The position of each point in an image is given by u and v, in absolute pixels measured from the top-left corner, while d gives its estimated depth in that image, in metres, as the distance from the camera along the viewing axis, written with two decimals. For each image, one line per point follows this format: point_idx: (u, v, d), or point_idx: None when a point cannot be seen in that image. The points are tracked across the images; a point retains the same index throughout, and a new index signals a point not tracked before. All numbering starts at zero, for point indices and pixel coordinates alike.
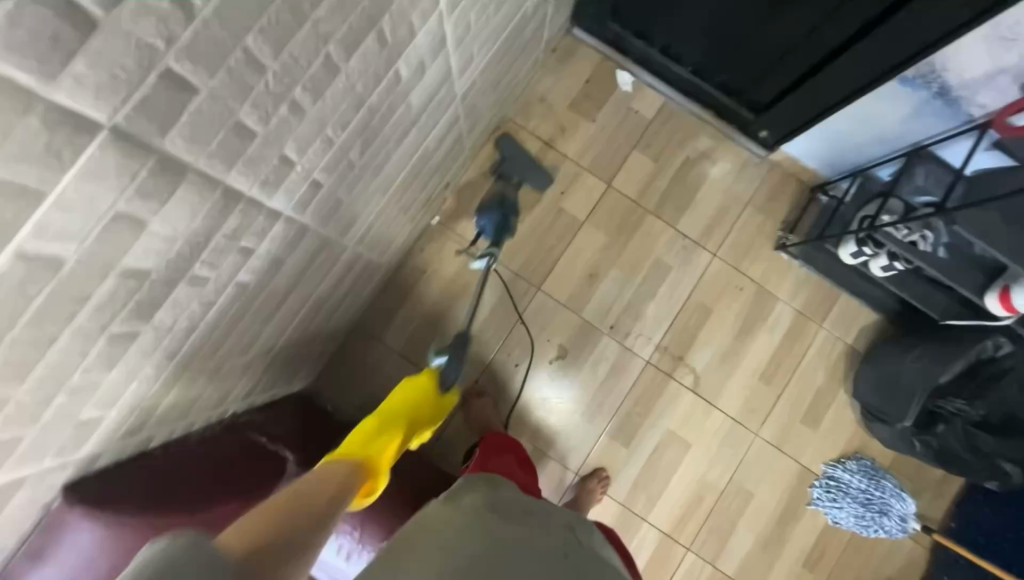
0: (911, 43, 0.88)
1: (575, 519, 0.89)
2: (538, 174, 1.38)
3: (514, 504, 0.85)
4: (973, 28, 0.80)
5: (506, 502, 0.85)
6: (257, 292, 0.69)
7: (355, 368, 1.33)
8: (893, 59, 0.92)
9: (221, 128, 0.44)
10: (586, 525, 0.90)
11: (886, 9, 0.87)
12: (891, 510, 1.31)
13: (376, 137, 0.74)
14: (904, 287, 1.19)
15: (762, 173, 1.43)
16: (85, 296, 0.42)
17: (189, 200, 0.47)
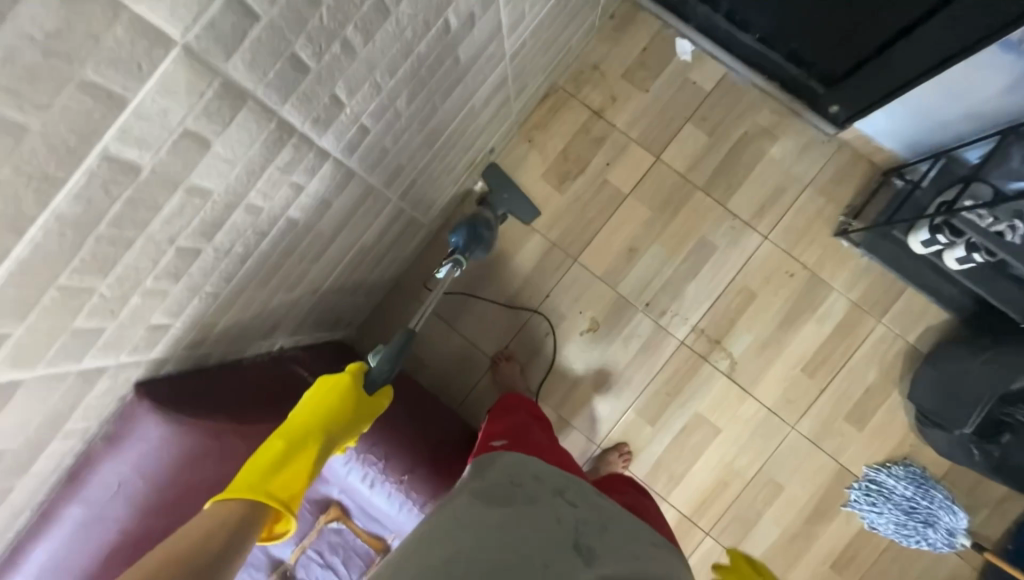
0: None
1: (580, 492, 0.79)
2: (524, 208, 1.32)
3: (505, 483, 0.76)
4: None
5: (491, 481, 0.76)
6: (305, 230, 0.75)
7: (392, 323, 1.40)
8: (1006, 15, 0.80)
9: (279, 59, 0.48)
10: (581, 484, 0.81)
11: None
12: (938, 523, 1.22)
13: (423, 88, 0.76)
14: (982, 283, 1.08)
15: (828, 153, 1.32)
16: (157, 206, 0.47)
17: (248, 128, 0.51)
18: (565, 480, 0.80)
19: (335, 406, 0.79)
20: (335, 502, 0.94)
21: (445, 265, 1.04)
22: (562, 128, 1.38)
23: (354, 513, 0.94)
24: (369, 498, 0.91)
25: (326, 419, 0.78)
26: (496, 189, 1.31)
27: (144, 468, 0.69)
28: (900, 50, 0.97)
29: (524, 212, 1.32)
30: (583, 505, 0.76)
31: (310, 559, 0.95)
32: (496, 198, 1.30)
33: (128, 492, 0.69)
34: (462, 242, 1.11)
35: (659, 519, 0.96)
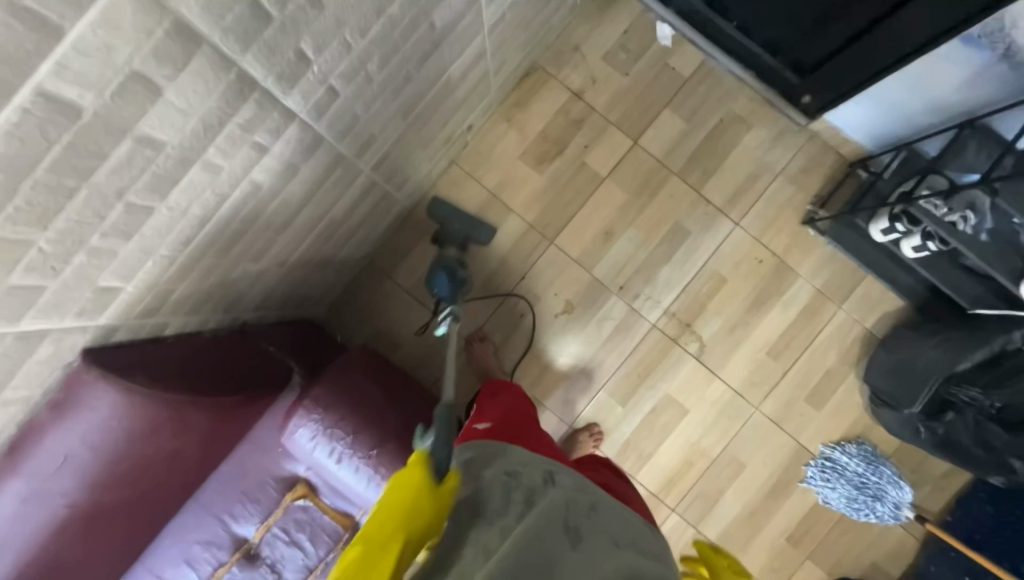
0: None
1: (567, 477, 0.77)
2: (482, 229, 1.31)
3: (497, 475, 0.74)
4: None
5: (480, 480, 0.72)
6: (270, 196, 0.72)
7: (365, 302, 1.37)
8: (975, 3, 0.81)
9: (236, 3, 0.45)
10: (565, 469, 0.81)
11: None
12: (886, 497, 1.29)
13: (397, 53, 0.74)
14: (934, 271, 1.14)
15: (799, 143, 1.36)
16: (103, 153, 0.44)
17: (204, 77, 0.48)
18: (552, 465, 0.80)
19: (410, 508, 0.56)
20: (302, 479, 0.92)
21: (443, 321, 1.12)
22: (542, 108, 1.36)
23: (322, 490, 0.92)
24: (336, 475, 0.88)
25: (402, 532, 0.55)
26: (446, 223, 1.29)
27: (94, 440, 0.65)
28: (875, 36, 0.97)
29: (482, 234, 1.32)
30: (572, 489, 0.75)
31: (275, 537, 0.91)
32: (449, 230, 1.29)
33: (75, 465, 0.65)
34: (446, 290, 1.19)
35: (630, 495, 0.96)
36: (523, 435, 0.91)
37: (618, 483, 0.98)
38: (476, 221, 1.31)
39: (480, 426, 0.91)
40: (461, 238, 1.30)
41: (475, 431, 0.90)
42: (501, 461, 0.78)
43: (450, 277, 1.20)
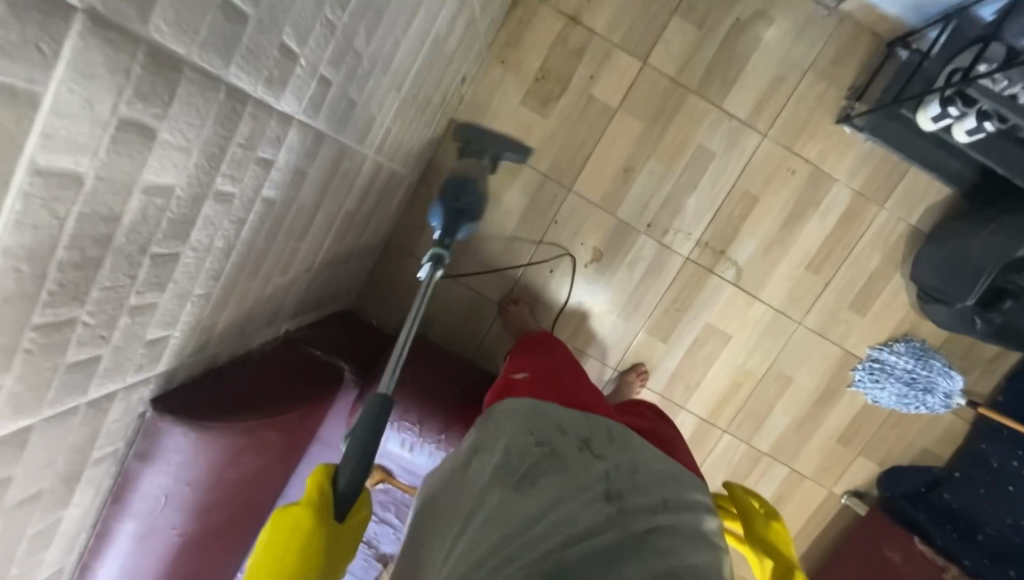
0: None
1: (601, 440, 0.74)
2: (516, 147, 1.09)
3: (529, 442, 0.72)
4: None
5: (514, 441, 0.72)
6: (285, 207, 0.68)
7: (392, 283, 1.35)
8: None
9: (208, 12, 0.39)
10: (602, 425, 0.77)
11: None
12: (937, 388, 1.29)
13: (381, 20, 0.65)
14: (989, 153, 1.04)
15: (829, 29, 1.21)
16: (116, 214, 0.41)
17: (194, 104, 0.43)
18: (588, 425, 0.76)
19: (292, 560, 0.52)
20: (376, 464, 0.95)
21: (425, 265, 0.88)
22: (537, 42, 1.23)
23: (395, 472, 0.95)
24: (409, 460, 0.93)
25: None
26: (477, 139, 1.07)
27: (185, 477, 0.69)
28: None
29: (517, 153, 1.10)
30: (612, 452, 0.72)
31: None
32: (476, 148, 1.08)
33: (175, 500, 0.70)
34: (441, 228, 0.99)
35: (680, 444, 0.92)
36: (564, 383, 0.89)
37: (665, 424, 0.97)
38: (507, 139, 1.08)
39: (519, 376, 0.91)
40: (491, 156, 1.09)
41: (516, 380, 0.91)
42: (534, 425, 0.75)
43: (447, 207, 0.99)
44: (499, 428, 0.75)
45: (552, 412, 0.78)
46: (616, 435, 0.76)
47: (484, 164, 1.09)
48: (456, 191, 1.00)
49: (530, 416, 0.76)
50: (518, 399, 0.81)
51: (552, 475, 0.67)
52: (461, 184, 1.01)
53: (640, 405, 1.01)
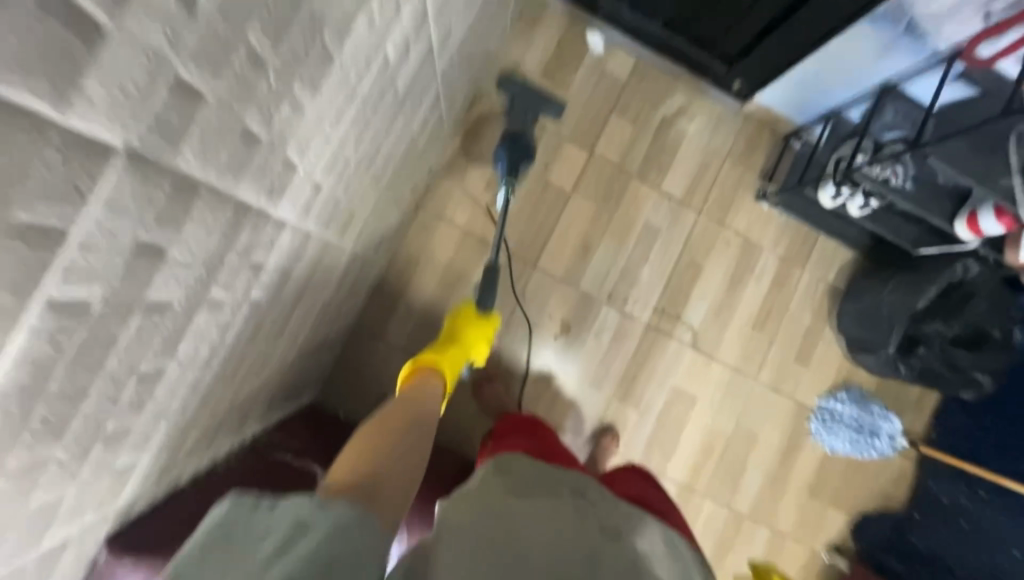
0: None
1: (597, 494, 0.75)
2: (550, 106, 1.26)
3: (531, 483, 0.73)
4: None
5: (520, 475, 0.75)
6: (268, 307, 0.66)
7: (359, 371, 1.30)
8: None
9: (229, 139, 0.41)
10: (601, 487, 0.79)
11: None
12: (880, 431, 1.41)
13: (368, 129, 0.70)
14: (879, 223, 1.26)
15: (737, 127, 1.45)
16: (112, 338, 0.39)
17: (204, 220, 0.43)
18: (587, 482, 0.77)
19: (473, 332, 1.17)
20: None
21: (502, 195, 1.16)
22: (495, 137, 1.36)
23: None
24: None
25: (472, 338, 1.17)
26: (521, 98, 1.25)
27: None
28: (795, 24, 1.06)
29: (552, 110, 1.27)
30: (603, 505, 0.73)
31: None
32: (523, 107, 1.25)
33: None
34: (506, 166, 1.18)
35: (671, 511, 0.92)
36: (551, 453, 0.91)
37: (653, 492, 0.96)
38: (547, 97, 1.25)
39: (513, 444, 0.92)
40: (531, 114, 1.26)
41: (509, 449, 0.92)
42: (537, 470, 0.78)
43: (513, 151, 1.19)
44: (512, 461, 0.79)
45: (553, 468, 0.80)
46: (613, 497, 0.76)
47: (526, 123, 1.25)
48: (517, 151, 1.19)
49: (536, 464, 0.79)
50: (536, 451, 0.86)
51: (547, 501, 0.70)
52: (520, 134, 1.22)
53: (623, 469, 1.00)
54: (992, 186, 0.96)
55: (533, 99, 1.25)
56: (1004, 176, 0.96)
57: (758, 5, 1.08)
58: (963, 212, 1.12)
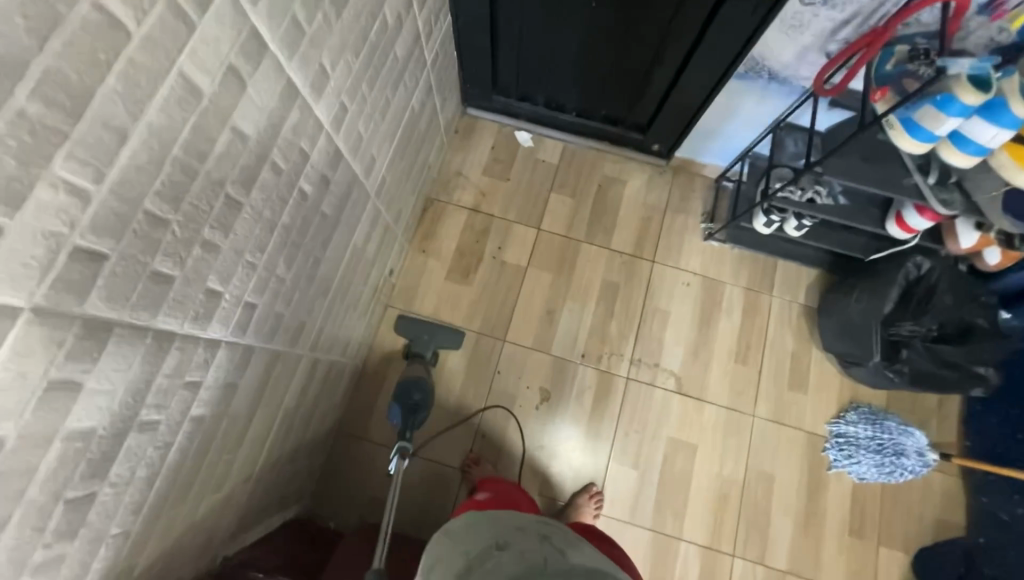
0: (739, 34, 1.02)
1: (559, 537, 0.80)
2: (447, 334, 1.35)
3: (489, 546, 0.76)
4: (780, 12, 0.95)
5: (478, 543, 0.77)
6: (216, 421, 0.72)
7: (347, 476, 1.31)
8: (730, 52, 1.07)
9: (138, 281, 0.51)
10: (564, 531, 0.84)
11: (707, 16, 1.03)
12: (906, 449, 1.30)
13: (298, 250, 0.82)
14: (821, 239, 1.30)
15: (669, 179, 1.57)
16: (33, 466, 0.45)
17: (122, 352, 0.52)
18: (547, 528, 0.83)
19: None
20: None
21: (393, 458, 0.97)
22: (449, 231, 1.50)
23: None
24: None
25: None
26: (419, 340, 1.33)
27: None
28: (680, 90, 1.23)
29: (450, 339, 1.35)
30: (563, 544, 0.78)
31: None
32: (421, 344, 1.34)
33: None
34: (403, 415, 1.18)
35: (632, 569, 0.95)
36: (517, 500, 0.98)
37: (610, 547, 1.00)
38: (439, 328, 1.34)
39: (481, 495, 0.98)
40: (430, 349, 1.34)
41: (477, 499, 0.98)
42: (495, 529, 0.81)
43: (403, 405, 1.19)
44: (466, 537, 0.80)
45: (514, 519, 0.85)
46: (574, 538, 0.82)
47: (427, 357, 1.34)
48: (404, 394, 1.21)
49: (494, 526, 0.82)
50: (498, 513, 0.87)
51: (504, 563, 0.70)
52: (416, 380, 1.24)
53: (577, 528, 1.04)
54: (899, 187, 1.00)
55: (435, 333, 1.34)
56: (906, 176, 1.01)
57: (649, 82, 1.27)
58: (891, 214, 1.15)
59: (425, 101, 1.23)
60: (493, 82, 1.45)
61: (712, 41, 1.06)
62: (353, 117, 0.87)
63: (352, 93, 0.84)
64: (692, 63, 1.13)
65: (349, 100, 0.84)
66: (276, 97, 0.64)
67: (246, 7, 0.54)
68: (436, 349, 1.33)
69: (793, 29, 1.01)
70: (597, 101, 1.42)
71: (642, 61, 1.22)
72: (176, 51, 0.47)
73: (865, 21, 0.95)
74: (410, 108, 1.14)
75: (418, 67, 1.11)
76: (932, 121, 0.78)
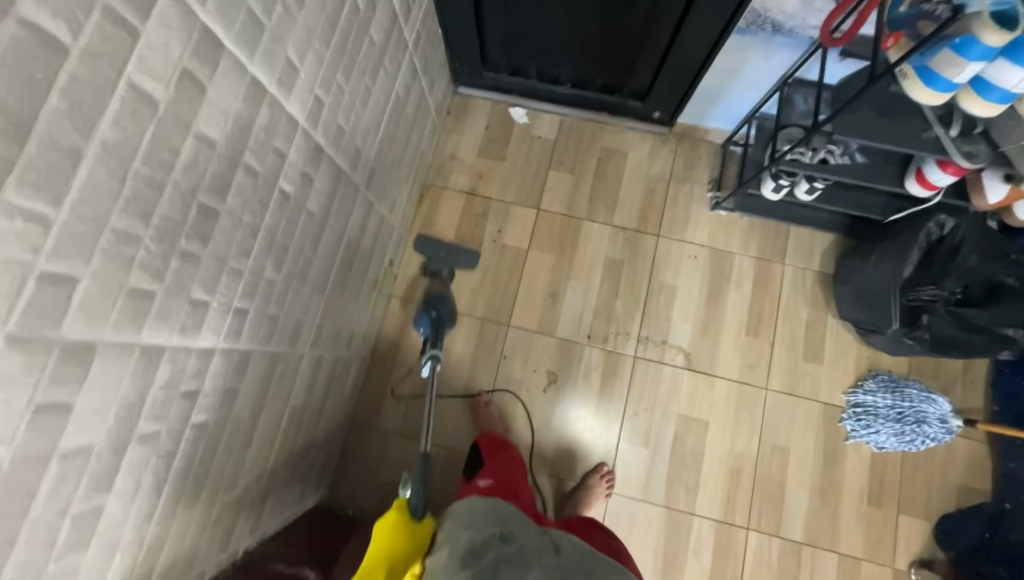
0: None
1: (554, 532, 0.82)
2: (465, 255, 1.30)
3: (491, 535, 0.77)
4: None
5: (479, 530, 0.78)
6: (220, 425, 0.74)
7: (362, 464, 1.34)
8: (729, 6, 0.99)
9: (117, 300, 0.51)
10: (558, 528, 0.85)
11: None
12: (928, 417, 1.25)
13: (286, 252, 0.81)
14: (835, 201, 1.22)
15: (672, 148, 1.49)
16: (32, 486, 0.47)
17: (110, 369, 0.52)
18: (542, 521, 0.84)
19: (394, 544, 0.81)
20: None
21: (426, 363, 1.10)
22: (447, 217, 1.48)
23: None
24: None
25: (391, 555, 0.79)
26: (435, 256, 1.29)
27: None
28: (678, 50, 1.15)
29: (467, 259, 1.31)
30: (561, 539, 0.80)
31: None
32: (437, 263, 1.29)
33: None
34: (429, 327, 1.14)
35: (626, 553, 1.04)
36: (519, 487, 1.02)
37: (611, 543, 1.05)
38: (458, 249, 1.30)
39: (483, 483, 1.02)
40: (446, 268, 1.29)
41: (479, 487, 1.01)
42: (497, 519, 0.82)
43: (431, 315, 1.14)
44: (466, 524, 0.81)
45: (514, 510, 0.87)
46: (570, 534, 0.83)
47: (444, 274, 1.28)
48: (429, 306, 1.16)
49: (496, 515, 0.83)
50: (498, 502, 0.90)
51: (507, 554, 0.72)
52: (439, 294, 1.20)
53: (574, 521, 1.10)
54: (917, 142, 0.93)
55: (453, 252, 1.30)
56: (926, 129, 0.93)
57: (645, 44, 1.20)
58: (910, 171, 1.07)
59: (410, 83, 1.19)
60: (481, 57, 1.39)
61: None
62: (331, 110, 0.84)
63: (326, 85, 0.81)
64: (688, 20, 1.05)
65: (324, 93, 0.81)
66: (241, 98, 0.62)
67: (194, 7, 0.51)
68: (454, 267, 1.29)
69: None
70: (592, 70, 1.35)
71: (636, 22, 1.14)
72: (122, 62, 0.45)
73: None
74: (394, 93, 1.11)
75: (399, 49, 1.06)
76: (951, 68, 0.70)
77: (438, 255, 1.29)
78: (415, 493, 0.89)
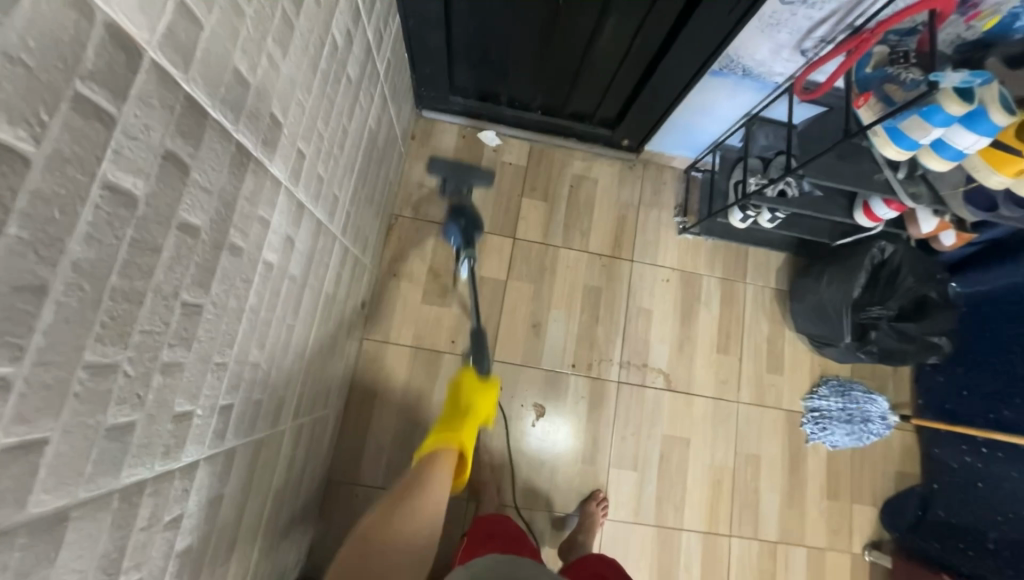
0: (715, 34, 0.98)
1: None
2: (477, 174, 1.20)
3: None
4: (756, 14, 0.91)
5: None
6: (206, 541, 0.63)
7: (346, 525, 1.24)
8: (704, 52, 1.02)
9: (92, 449, 0.41)
10: None
11: (681, 14, 0.97)
12: (871, 416, 1.41)
13: (270, 328, 0.71)
14: (793, 227, 1.32)
15: (640, 174, 1.53)
16: None
17: (85, 530, 0.42)
18: None
19: None
20: None
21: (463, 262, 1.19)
22: (420, 249, 1.39)
23: None
24: None
25: None
26: (449, 177, 1.21)
27: None
28: (652, 88, 1.17)
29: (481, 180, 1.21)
30: None
31: None
32: (453, 181, 1.21)
33: None
34: (460, 238, 1.18)
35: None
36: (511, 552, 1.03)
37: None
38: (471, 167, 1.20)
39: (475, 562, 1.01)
40: (464, 186, 1.22)
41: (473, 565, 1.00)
42: None
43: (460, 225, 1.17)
44: None
45: None
46: None
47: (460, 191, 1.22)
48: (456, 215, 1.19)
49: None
50: None
51: None
52: (461, 204, 1.20)
53: (589, 557, 1.09)
54: (871, 183, 1.02)
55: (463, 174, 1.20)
56: (877, 172, 1.03)
57: (618, 79, 1.20)
58: (858, 204, 1.18)
59: (382, 114, 1.10)
60: (450, 81, 1.32)
61: (686, 42, 1.01)
62: (311, 161, 0.74)
63: (308, 135, 0.71)
64: (665, 62, 1.08)
65: (305, 145, 0.71)
66: (226, 170, 0.52)
67: (175, 76, 0.41)
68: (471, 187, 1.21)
69: (770, 27, 0.97)
70: (563, 100, 1.34)
71: (611, 58, 1.14)
72: (96, 160, 0.35)
73: (842, 19, 0.93)
74: (368, 125, 1.01)
75: (372, 82, 0.97)
76: (917, 130, 0.85)
77: (452, 172, 1.20)
78: (479, 358, 1.15)
